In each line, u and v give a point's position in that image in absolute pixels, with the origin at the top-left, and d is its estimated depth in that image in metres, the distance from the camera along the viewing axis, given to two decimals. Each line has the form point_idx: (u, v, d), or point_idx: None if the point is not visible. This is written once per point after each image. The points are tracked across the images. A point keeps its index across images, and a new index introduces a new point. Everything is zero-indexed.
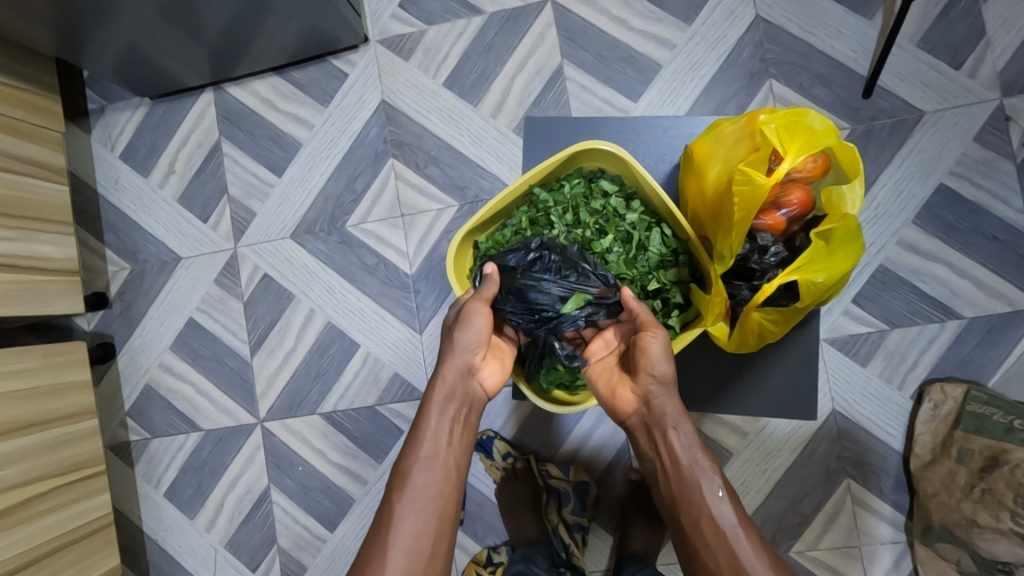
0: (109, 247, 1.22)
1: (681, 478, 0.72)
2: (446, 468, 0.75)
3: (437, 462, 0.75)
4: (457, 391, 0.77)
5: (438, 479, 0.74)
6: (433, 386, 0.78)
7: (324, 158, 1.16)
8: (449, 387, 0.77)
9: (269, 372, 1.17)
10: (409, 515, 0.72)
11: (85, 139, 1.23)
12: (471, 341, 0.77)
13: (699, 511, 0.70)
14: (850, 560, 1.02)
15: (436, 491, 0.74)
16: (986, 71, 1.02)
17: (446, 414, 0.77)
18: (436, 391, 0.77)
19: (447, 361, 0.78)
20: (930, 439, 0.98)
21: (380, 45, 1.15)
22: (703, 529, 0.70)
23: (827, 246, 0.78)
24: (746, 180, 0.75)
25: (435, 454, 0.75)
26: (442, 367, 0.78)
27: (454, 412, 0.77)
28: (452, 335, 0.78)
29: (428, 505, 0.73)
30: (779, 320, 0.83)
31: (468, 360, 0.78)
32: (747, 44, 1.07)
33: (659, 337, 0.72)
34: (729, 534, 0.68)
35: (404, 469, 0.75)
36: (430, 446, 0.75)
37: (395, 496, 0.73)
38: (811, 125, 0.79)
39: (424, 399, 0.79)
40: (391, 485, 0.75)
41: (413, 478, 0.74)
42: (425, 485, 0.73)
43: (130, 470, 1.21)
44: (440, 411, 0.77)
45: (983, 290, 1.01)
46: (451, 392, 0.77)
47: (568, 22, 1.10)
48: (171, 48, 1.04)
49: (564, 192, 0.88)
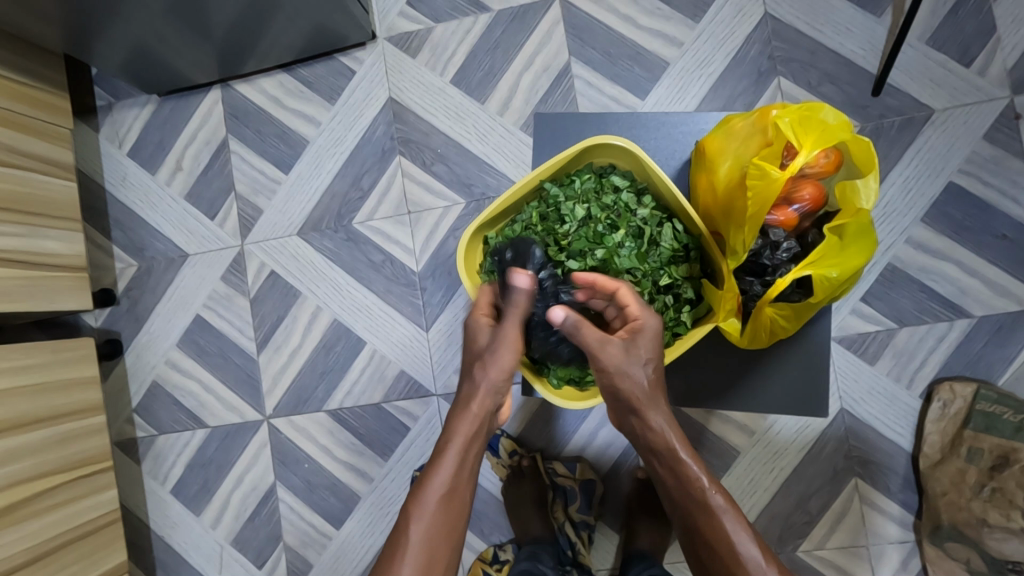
0: (116, 244, 1.22)
1: (678, 496, 0.73)
2: (461, 504, 0.74)
3: (454, 496, 0.73)
4: (481, 430, 0.77)
5: (454, 513, 0.73)
6: (460, 418, 0.76)
7: (330, 155, 1.16)
8: (476, 424, 0.76)
9: (275, 370, 1.17)
10: (422, 547, 0.70)
11: (92, 136, 1.23)
12: (502, 380, 0.77)
13: (698, 532, 0.71)
14: (857, 560, 1.02)
15: (450, 526, 0.72)
16: (996, 69, 1.01)
17: (468, 452, 0.75)
18: (463, 424, 0.76)
19: (475, 396, 0.77)
20: (938, 439, 0.97)
21: (387, 43, 1.15)
22: (705, 549, 0.70)
23: (840, 241, 0.77)
24: (760, 174, 0.74)
25: (454, 489, 0.73)
26: (468, 399, 0.77)
27: (475, 450, 0.76)
28: (484, 365, 0.77)
29: (441, 539, 0.71)
30: (791, 316, 0.82)
31: (498, 401, 0.78)
32: (755, 41, 1.06)
33: (605, 355, 0.73)
34: (726, 554, 0.69)
35: (421, 495, 0.73)
36: (449, 482, 0.73)
37: (409, 522, 0.71)
38: (825, 120, 0.78)
39: (446, 429, 0.77)
40: (403, 511, 0.73)
41: (429, 509, 0.72)
42: (440, 519, 0.72)
43: (136, 466, 1.22)
44: (462, 445, 0.75)
45: (992, 288, 1.00)
46: (477, 428, 0.76)
47: (575, 19, 1.10)
48: (179, 46, 1.04)
49: (574, 187, 0.87)
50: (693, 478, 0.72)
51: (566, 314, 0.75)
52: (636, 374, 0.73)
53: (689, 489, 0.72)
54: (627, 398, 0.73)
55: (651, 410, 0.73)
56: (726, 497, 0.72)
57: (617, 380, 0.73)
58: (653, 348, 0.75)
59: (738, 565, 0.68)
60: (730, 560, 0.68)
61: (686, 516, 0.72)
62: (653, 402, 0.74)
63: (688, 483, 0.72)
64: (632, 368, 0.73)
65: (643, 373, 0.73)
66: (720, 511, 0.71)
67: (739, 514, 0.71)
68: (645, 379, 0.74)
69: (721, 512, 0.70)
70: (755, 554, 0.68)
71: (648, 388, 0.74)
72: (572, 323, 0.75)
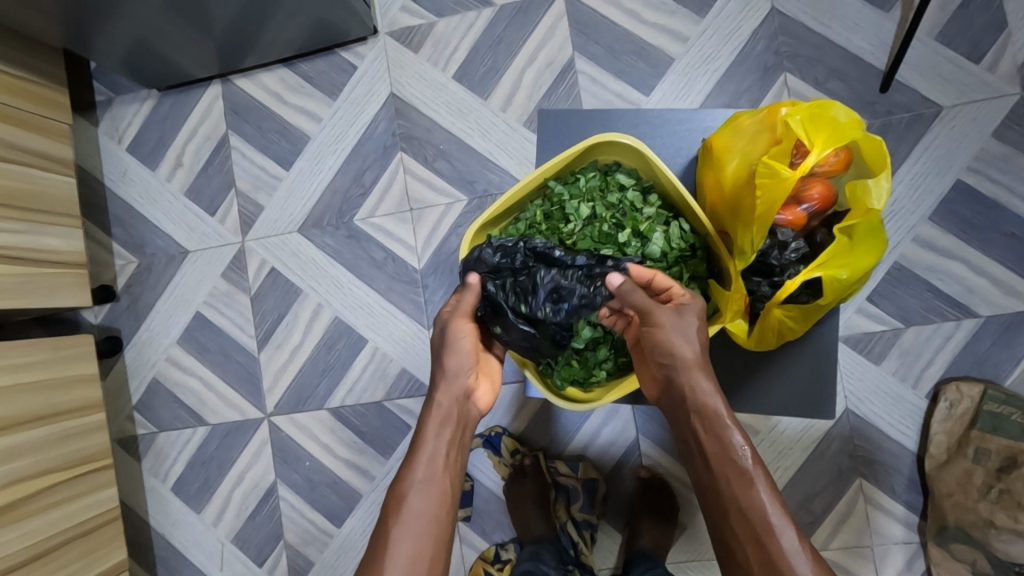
0: (116, 240, 1.22)
1: (717, 463, 0.71)
2: (441, 492, 0.72)
3: (433, 484, 0.72)
4: (454, 412, 0.77)
5: (435, 501, 0.71)
6: (428, 408, 0.77)
7: (331, 152, 1.15)
8: (444, 410, 0.76)
9: (276, 367, 1.16)
10: (406, 540, 0.68)
11: (92, 131, 1.22)
12: (461, 360, 0.78)
13: (730, 503, 0.69)
14: (861, 561, 1.01)
15: (433, 515, 0.70)
16: (1006, 65, 1.00)
17: (441, 436, 0.75)
18: (431, 413, 0.76)
19: (439, 383, 0.78)
20: (944, 439, 0.96)
21: (388, 38, 1.14)
22: (739, 521, 0.68)
23: (850, 241, 0.76)
24: (769, 173, 0.74)
25: (432, 477, 0.72)
26: (432, 390, 0.78)
27: (450, 434, 0.75)
28: (441, 353, 0.79)
29: (425, 529, 0.69)
30: (799, 318, 0.82)
31: (463, 380, 0.78)
32: (761, 37, 1.05)
33: (660, 315, 0.72)
34: (761, 523, 0.67)
35: (398, 492, 0.72)
36: (425, 470, 0.72)
37: (390, 520, 0.70)
38: (836, 117, 0.77)
39: (419, 422, 0.77)
40: (385, 512, 0.72)
41: (408, 502, 0.71)
42: (421, 509, 0.70)
43: (137, 464, 1.21)
44: (435, 431, 0.75)
45: (1001, 288, 0.99)
46: (447, 414, 0.76)
47: (579, 14, 1.09)
48: (179, 40, 1.03)
49: (578, 186, 0.86)
50: (733, 443, 0.70)
51: (624, 278, 0.74)
52: (688, 338, 0.72)
53: (729, 454, 0.70)
54: (678, 359, 0.71)
55: (702, 373, 0.71)
56: (762, 469, 0.70)
57: (671, 341, 0.71)
58: (701, 316, 0.74)
59: (767, 533, 0.66)
60: (762, 531, 0.66)
61: (717, 480, 0.71)
62: (704, 366, 0.72)
63: (728, 448, 0.70)
64: (685, 335, 0.72)
65: (695, 336, 0.72)
66: (756, 482, 0.69)
67: (774, 488, 0.69)
68: (695, 347, 0.72)
69: (756, 482, 0.69)
70: (786, 527, 0.66)
71: (700, 351, 0.72)
72: (627, 289, 0.74)
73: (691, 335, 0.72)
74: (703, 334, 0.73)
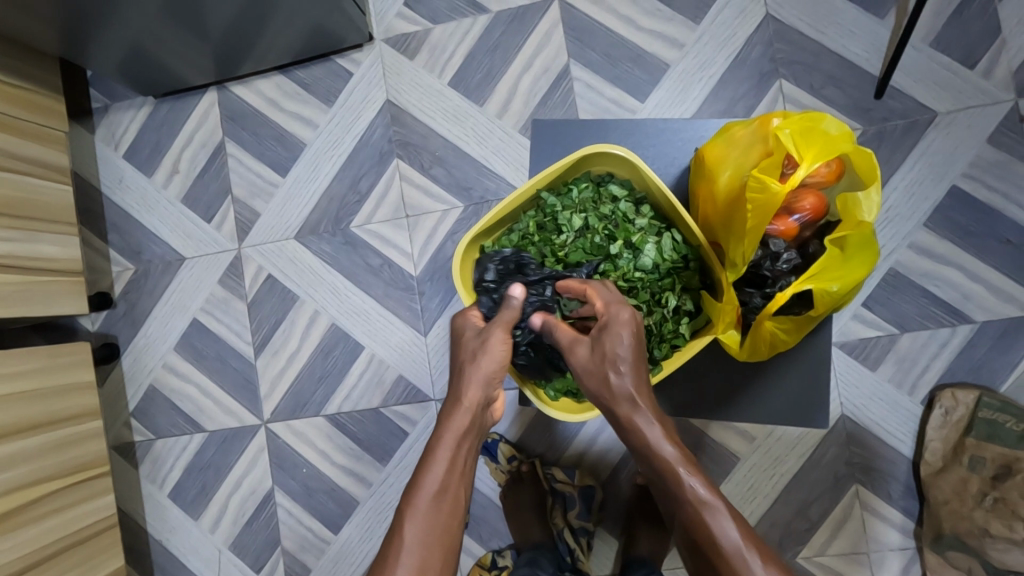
0: (113, 247, 1.22)
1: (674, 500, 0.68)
2: (455, 500, 0.71)
3: (450, 491, 0.71)
4: (474, 423, 0.75)
5: (448, 510, 0.70)
6: (451, 414, 0.75)
7: (328, 158, 1.15)
8: (469, 419, 0.75)
9: (273, 374, 1.16)
10: (418, 548, 0.67)
11: (89, 138, 1.22)
12: (494, 372, 0.76)
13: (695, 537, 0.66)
14: (857, 567, 1.01)
15: (445, 523, 0.69)
16: (1002, 72, 1.00)
17: (461, 447, 0.74)
18: (453, 420, 0.74)
19: (464, 389, 0.76)
20: (940, 446, 0.97)
21: (384, 44, 1.14)
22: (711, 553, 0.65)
23: (841, 253, 0.76)
24: (759, 187, 0.73)
25: (447, 484, 0.71)
26: (456, 396, 0.76)
27: (469, 444, 0.75)
28: (474, 360, 0.77)
29: (440, 536, 0.68)
30: (792, 329, 0.82)
31: (488, 393, 0.76)
32: (756, 43, 1.05)
33: (576, 355, 0.72)
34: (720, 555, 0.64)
35: (414, 496, 0.70)
36: (442, 477, 0.71)
37: (402, 522, 0.69)
38: (827, 130, 0.76)
39: (437, 427, 0.75)
40: (397, 513, 0.70)
41: (422, 506, 0.69)
42: (436, 515, 0.69)
43: (135, 470, 1.21)
44: (456, 439, 0.74)
45: (996, 294, 0.99)
46: (469, 423, 0.75)
47: (574, 20, 1.09)
48: (175, 47, 1.03)
49: (572, 196, 0.86)
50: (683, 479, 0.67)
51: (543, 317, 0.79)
52: (612, 379, 0.68)
53: (681, 489, 0.67)
54: (606, 403, 0.69)
55: (633, 413, 0.68)
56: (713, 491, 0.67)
57: (591, 382, 0.70)
58: (629, 340, 0.69)
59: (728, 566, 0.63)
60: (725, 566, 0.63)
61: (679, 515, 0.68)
62: (638, 400, 0.68)
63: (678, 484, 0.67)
64: (606, 373, 0.69)
65: (621, 374, 0.68)
66: (714, 515, 0.65)
67: (737, 517, 0.66)
68: (620, 387, 0.68)
69: (710, 512, 0.65)
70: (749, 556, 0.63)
71: (633, 387, 0.68)
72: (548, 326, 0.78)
73: (609, 370, 0.69)
74: (628, 367, 0.68)
